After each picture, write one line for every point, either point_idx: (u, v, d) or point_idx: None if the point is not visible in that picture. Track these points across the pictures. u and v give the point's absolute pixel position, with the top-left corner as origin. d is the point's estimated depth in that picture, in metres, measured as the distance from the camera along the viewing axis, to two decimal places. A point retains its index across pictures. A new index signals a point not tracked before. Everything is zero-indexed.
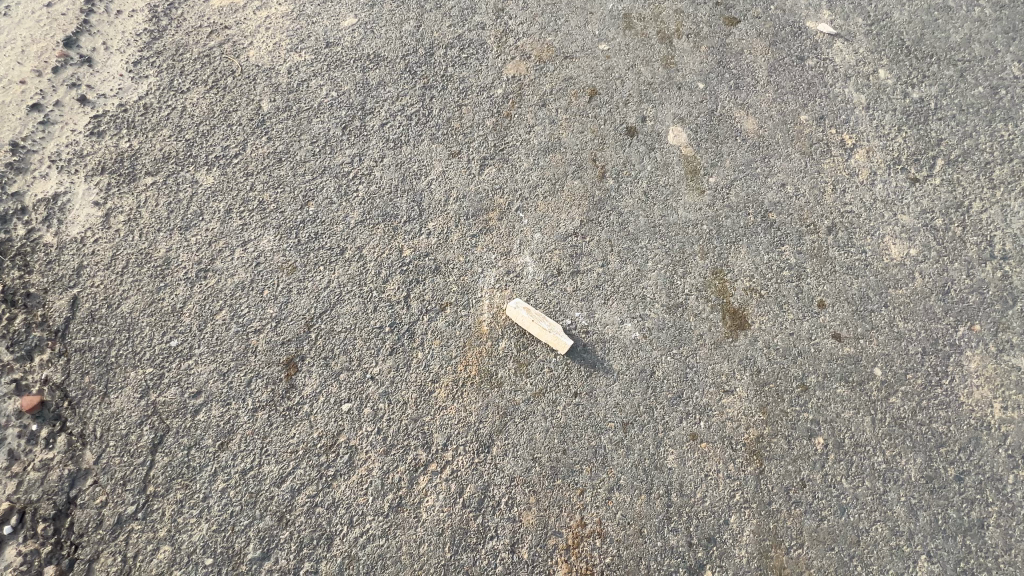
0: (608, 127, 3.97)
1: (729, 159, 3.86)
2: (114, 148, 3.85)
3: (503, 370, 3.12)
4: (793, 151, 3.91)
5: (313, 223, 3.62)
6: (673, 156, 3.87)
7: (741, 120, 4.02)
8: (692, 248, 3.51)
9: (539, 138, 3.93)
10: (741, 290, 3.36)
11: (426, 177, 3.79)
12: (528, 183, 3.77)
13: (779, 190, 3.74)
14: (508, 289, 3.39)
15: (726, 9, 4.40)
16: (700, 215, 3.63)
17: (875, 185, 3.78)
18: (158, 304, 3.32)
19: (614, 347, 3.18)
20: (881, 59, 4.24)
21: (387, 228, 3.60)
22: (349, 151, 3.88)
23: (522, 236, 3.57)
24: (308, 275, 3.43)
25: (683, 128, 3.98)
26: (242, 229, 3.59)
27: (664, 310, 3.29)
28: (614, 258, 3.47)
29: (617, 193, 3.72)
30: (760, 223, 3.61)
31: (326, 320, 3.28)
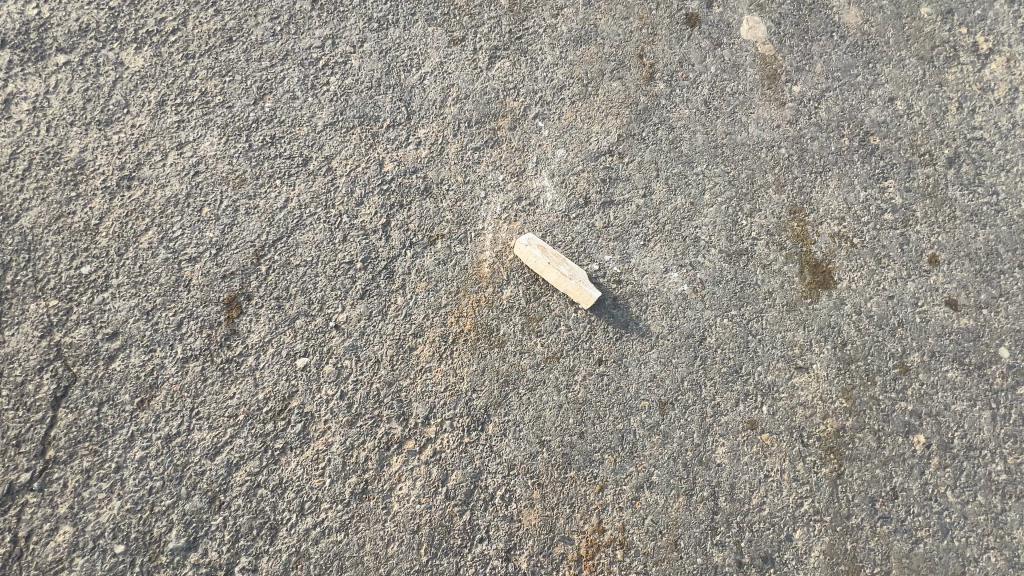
0: (661, 13, 2.99)
1: (821, 61, 2.90)
2: (17, 14, 2.93)
3: (506, 327, 2.39)
4: (907, 55, 2.93)
5: (269, 123, 2.78)
6: (744, 56, 2.91)
7: (841, 11, 3.00)
8: (764, 178, 2.65)
9: (569, 24, 2.97)
10: (826, 236, 2.54)
11: (419, 71, 2.89)
12: (550, 84, 2.86)
13: (885, 107, 2.80)
14: (517, 221, 2.60)
15: None
16: (777, 134, 2.74)
17: (1015, 105, 2.83)
18: (67, 219, 2.57)
19: (653, 304, 2.42)
20: None
21: (364, 134, 2.76)
22: (318, 31, 2.95)
23: (540, 152, 2.72)
24: (260, 191, 2.64)
25: (761, 18, 2.99)
26: (178, 127, 2.77)
27: (722, 259, 2.49)
28: (660, 187, 2.63)
29: (668, 102, 2.81)
30: (857, 148, 2.71)
31: (280, 250, 2.53)
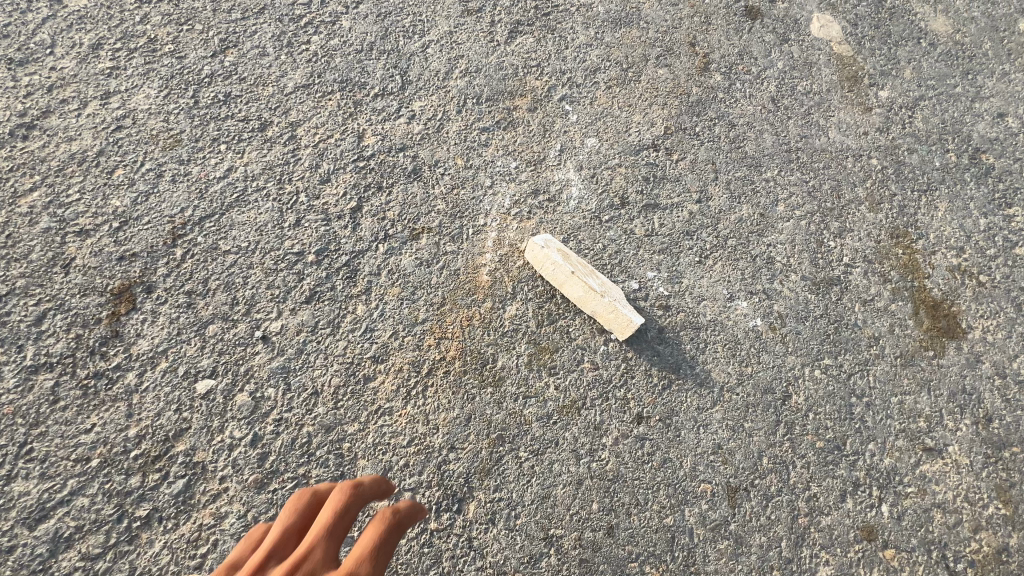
0: (717, 2, 2.51)
1: (909, 68, 2.39)
2: None
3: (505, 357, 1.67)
4: (1010, 68, 2.43)
5: (225, 80, 2.20)
6: (817, 55, 2.40)
7: (926, 17, 2.54)
8: (853, 192, 2.04)
9: (606, 5, 2.48)
10: (943, 269, 1.89)
11: (422, 39, 2.35)
12: (582, 65, 2.32)
13: (994, 123, 2.26)
14: (531, 220, 1.95)
15: None
16: (865, 142, 2.16)
17: None
18: None
19: (714, 341, 1.73)
20: None
21: (343, 101, 2.18)
22: None
23: (565, 140, 2.13)
24: (197, 156, 2.01)
25: (834, 17, 2.51)
26: (110, 75, 2.18)
27: (807, 288, 1.83)
28: (720, 193, 2.02)
29: (727, 96, 2.26)
30: (969, 166, 2.13)
31: (207, 230, 1.86)
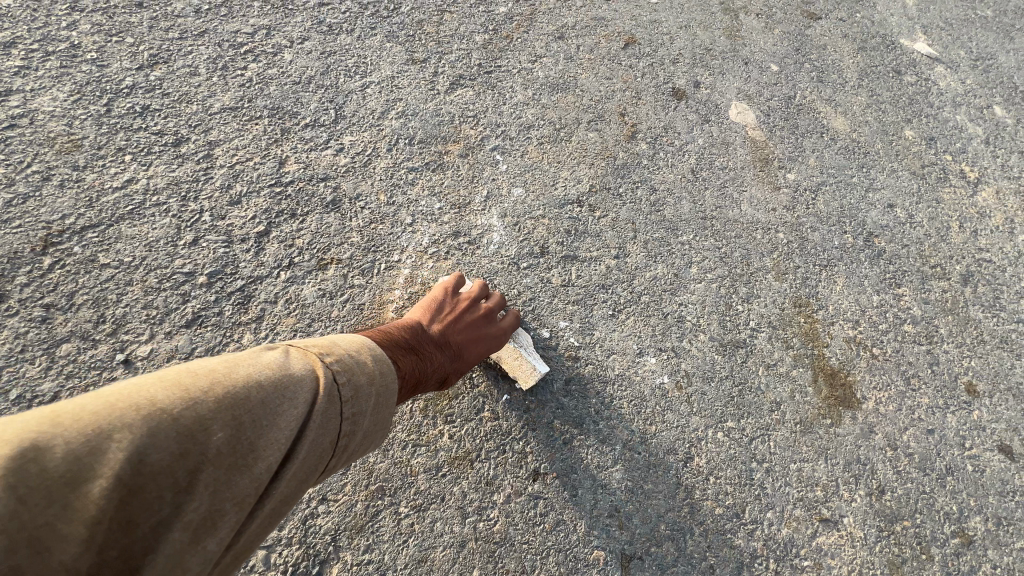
0: (646, 82, 2.73)
1: (814, 157, 2.63)
2: None
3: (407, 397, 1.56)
4: (900, 167, 2.72)
5: (146, 93, 2.12)
6: (734, 136, 2.61)
7: (828, 117, 2.85)
8: (762, 261, 2.14)
9: (547, 71, 2.65)
10: (841, 341, 1.97)
11: (363, 79, 2.39)
12: (517, 121, 2.41)
13: (885, 212, 2.48)
14: (448, 261, 1.92)
15: (806, 3, 3.60)
16: (773, 217, 2.31)
17: (1015, 234, 2.59)
18: None
19: (619, 396, 1.68)
20: (994, 96, 3.39)
21: (271, 127, 2.13)
22: (254, 20, 2.48)
23: (492, 187, 2.15)
24: (95, 164, 1.88)
25: (750, 107, 2.77)
26: (18, 74, 2.06)
27: (714, 349, 1.84)
28: (637, 251, 2.06)
29: (651, 163, 2.39)
30: (864, 248, 2.30)
31: (86, 241, 1.70)
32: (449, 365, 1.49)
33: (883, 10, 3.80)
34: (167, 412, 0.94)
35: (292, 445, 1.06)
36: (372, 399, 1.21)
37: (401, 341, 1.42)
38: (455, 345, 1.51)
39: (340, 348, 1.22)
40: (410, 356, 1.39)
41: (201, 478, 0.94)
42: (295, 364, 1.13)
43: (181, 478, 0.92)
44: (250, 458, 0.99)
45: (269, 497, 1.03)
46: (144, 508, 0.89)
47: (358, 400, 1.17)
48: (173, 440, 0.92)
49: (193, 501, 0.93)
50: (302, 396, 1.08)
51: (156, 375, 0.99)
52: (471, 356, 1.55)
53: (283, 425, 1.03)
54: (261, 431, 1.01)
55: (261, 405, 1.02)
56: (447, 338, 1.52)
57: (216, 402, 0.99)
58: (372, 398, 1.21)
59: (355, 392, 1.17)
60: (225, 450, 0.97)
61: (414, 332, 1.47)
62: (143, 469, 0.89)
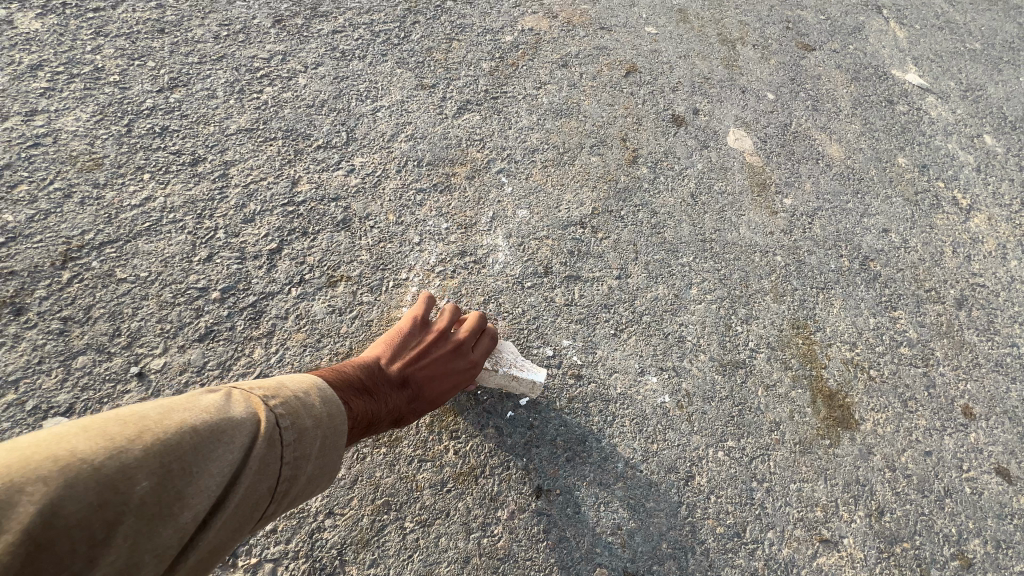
0: (647, 109, 2.84)
1: (809, 182, 2.71)
2: None
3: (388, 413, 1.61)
4: (893, 193, 2.79)
5: (166, 114, 2.20)
6: (732, 161, 2.69)
7: (823, 144, 2.94)
8: (760, 283, 2.19)
9: (551, 97, 2.75)
10: (839, 363, 2.00)
11: (374, 103, 2.49)
12: (523, 144, 2.50)
13: (880, 236, 2.54)
14: (455, 280, 1.97)
15: (799, 35, 3.78)
16: (771, 240, 2.37)
17: (1008, 259, 2.65)
18: None
19: (621, 415, 1.71)
20: (984, 125, 3.50)
21: (285, 148, 2.21)
22: (271, 46, 2.61)
23: (497, 208, 2.22)
24: (115, 182, 1.95)
25: (747, 133, 2.86)
26: (43, 95, 2.15)
27: (714, 369, 1.88)
28: (639, 272, 2.11)
29: (651, 187, 2.46)
30: (860, 271, 2.36)
31: (104, 256, 1.76)
32: (407, 405, 1.50)
33: (874, 43, 3.96)
34: (88, 463, 0.96)
35: (223, 491, 1.09)
36: (315, 442, 1.26)
37: (357, 381, 1.44)
38: (416, 380, 1.52)
39: (283, 391, 1.27)
40: (363, 397, 1.41)
41: (121, 530, 0.95)
42: (233, 410, 1.17)
43: (99, 529, 0.93)
44: (176, 506, 1.01)
45: (195, 545, 1.05)
46: (54, 560, 0.88)
47: (300, 444, 1.22)
48: (94, 491, 0.94)
49: (111, 553, 0.93)
50: (236, 443, 1.12)
51: (81, 426, 1.00)
52: (434, 396, 1.54)
53: (214, 471, 1.06)
54: (189, 479, 1.04)
55: (191, 453, 1.05)
56: (408, 376, 1.52)
57: (145, 451, 1.01)
58: (315, 440, 1.25)
59: (295, 435, 1.21)
60: (150, 499, 0.99)
61: (372, 371, 1.49)
62: (60, 519, 0.89)
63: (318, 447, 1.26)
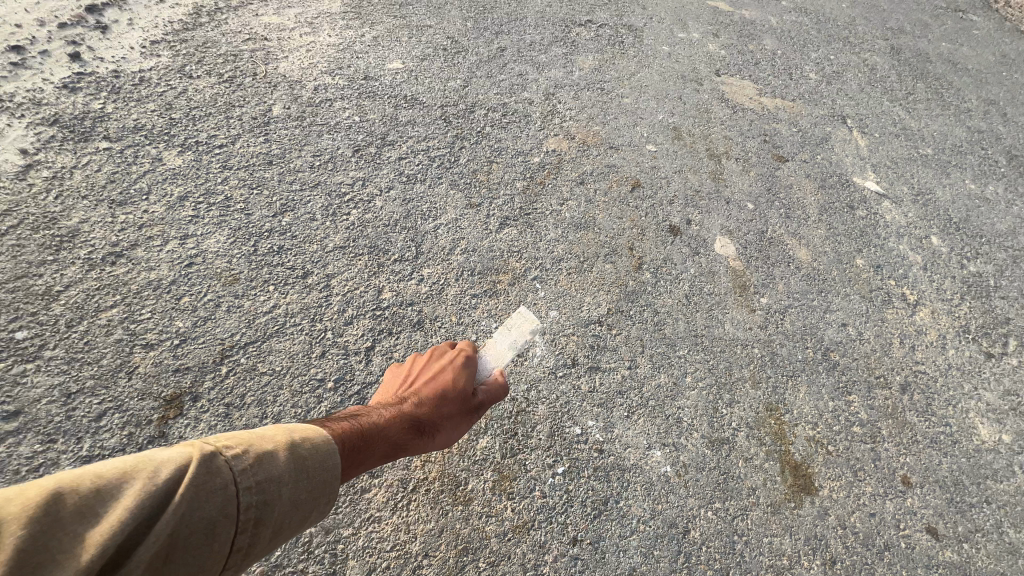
0: (649, 220, 3.53)
1: (782, 283, 3.34)
2: (82, 106, 3.32)
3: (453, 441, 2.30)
4: (852, 291, 3.42)
5: (281, 235, 2.88)
6: (718, 265, 3.34)
7: (794, 249, 3.60)
8: (741, 372, 2.78)
9: (572, 212, 3.45)
10: (803, 439, 2.56)
11: (435, 221, 3.17)
12: (551, 254, 3.16)
13: (839, 330, 3.15)
14: (504, 370, 2.57)
15: (775, 148, 4.54)
16: (750, 335, 2.98)
17: (947, 349, 3.24)
18: (29, 281, 2.41)
19: (634, 481, 2.26)
20: (932, 226, 4.18)
21: (370, 262, 2.86)
22: (353, 172, 3.34)
23: (534, 309, 2.85)
24: (250, 292, 2.59)
25: (731, 240, 3.53)
26: (191, 221, 2.83)
27: (705, 444, 2.44)
28: (645, 363, 2.71)
29: (654, 289, 3.10)
30: (822, 361, 2.94)
31: (249, 354, 2.37)
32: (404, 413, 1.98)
33: (839, 152, 4.73)
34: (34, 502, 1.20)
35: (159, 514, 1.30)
36: (270, 467, 1.51)
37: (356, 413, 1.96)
38: (421, 396, 2.09)
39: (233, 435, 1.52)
40: (355, 419, 1.90)
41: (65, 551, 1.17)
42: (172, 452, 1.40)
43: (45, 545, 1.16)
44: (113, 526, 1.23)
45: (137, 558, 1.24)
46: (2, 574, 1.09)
47: (252, 467, 1.47)
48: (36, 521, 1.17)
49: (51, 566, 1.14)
50: (163, 478, 1.32)
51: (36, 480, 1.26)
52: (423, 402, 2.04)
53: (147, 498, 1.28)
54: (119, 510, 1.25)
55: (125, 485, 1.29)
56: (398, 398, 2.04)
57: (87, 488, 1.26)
58: (282, 476, 1.53)
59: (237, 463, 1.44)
60: (44, 542, 1.16)
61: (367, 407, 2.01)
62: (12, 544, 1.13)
63: (276, 472, 1.51)
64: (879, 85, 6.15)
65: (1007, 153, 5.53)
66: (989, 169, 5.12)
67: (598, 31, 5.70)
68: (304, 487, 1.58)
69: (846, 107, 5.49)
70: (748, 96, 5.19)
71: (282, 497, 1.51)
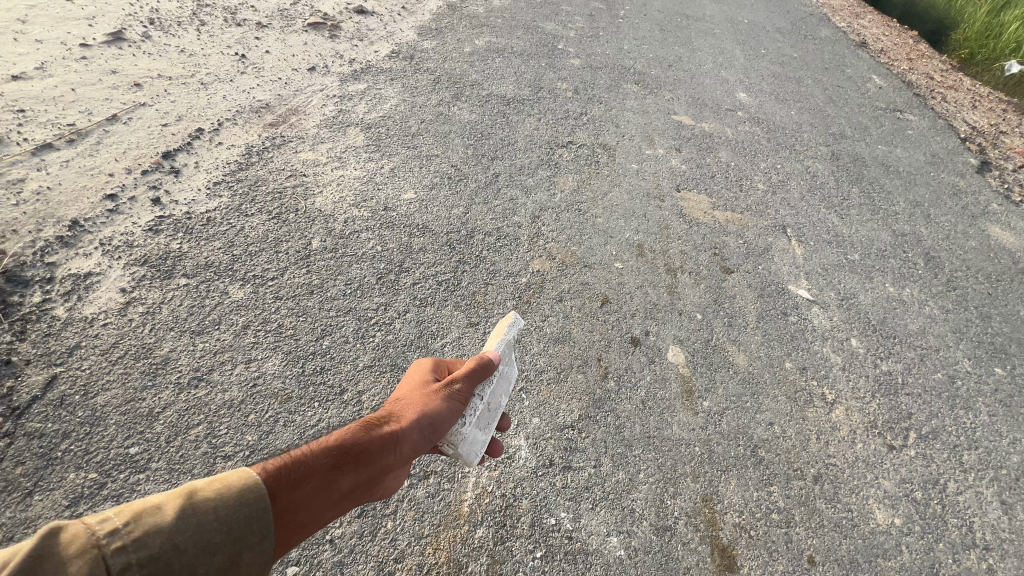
0: (615, 333, 4.37)
1: (722, 386, 4.14)
2: (163, 246, 4.20)
3: (474, 450, 2.82)
4: (780, 392, 4.22)
5: (322, 356, 3.67)
6: (670, 372, 4.15)
7: (733, 355, 4.43)
8: (684, 468, 3.53)
9: (552, 328, 4.29)
10: (730, 525, 3.28)
11: (442, 340, 3.99)
12: (534, 367, 3.97)
13: (767, 428, 3.92)
14: (496, 470, 3.31)
15: (723, 260, 5.47)
16: (693, 435, 3.74)
17: (856, 442, 4.00)
18: (136, 404, 3.19)
19: (595, 563, 2.97)
20: (853, 329, 5.05)
21: (392, 378, 3.65)
22: (377, 298, 4.19)
23: (520, 417, 3.62)
24: (300, 408, 3.35)
25: (681, 349, 4.36)
26: (252, 347, 3.63)
27: (651, 531, 3.16)
28: (607, 461, 3.46)
29: (616, 396, 3.88)
30: (751, 456, 3.70)
31: None
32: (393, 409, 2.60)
33: (778, 262, 5.67)
34: None
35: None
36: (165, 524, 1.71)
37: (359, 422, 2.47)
38: (408, 399, 2.70)
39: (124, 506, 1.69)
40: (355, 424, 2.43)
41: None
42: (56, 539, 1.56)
43: None
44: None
45: None
46: None
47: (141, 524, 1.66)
48: None
49: None
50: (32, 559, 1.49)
51: None
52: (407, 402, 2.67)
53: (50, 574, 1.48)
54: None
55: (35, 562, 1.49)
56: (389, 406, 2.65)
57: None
58: (195, 524, 1.75)
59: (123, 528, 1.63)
60: None
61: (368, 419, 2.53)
62: None
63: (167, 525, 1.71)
64: (818, 193, 7.22)
65: (926, 254, 6.51)
66: (908, 272, 6.07)
67: (577, 152, 6.78)
68: (234, 519, 1.82)
69: (787, 216, 6.50)
70: (703, 210, 6.19)
71: (185, 544, 1.71)
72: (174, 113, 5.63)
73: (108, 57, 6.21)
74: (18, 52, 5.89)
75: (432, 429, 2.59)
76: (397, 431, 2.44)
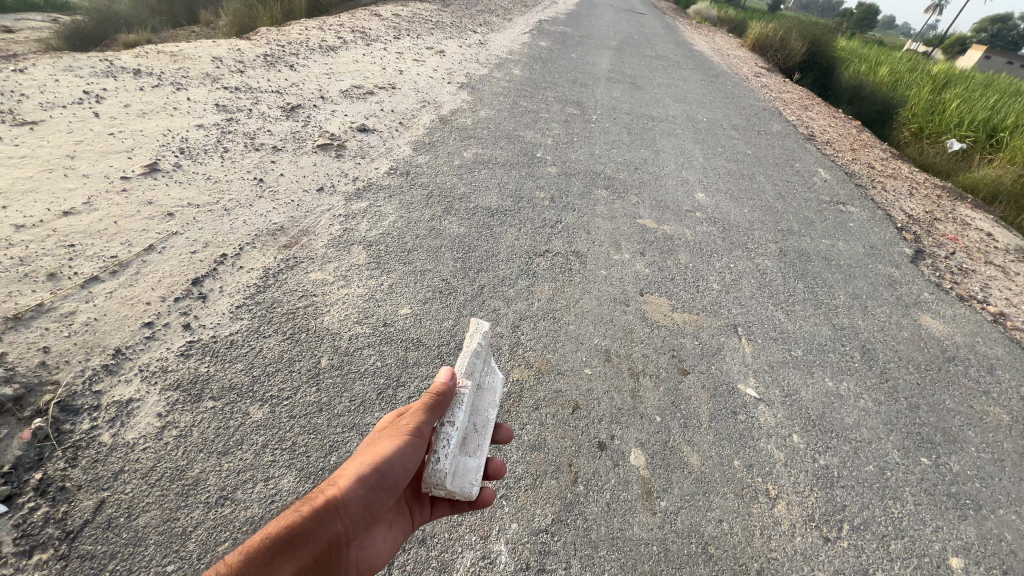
0: (584, 438, 5.04)
1: (678, 486, 4.76)
2: (193, 369, 4.88)
3: (466, 480, 3.46)
4: (729, 490, 4.85)
5: (330, 471, 4.27)
6: (632, 474, 4.79)
7: (688, 455, 5.09)
8: (643, 567, 4.09)
9: (529, 435, 4.96)
10: None
11: None
12: (514, 474, 4.60)
13: (717, 525, 4.52)
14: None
15: (680, 361, 6.26)
16: (652, 534, 4.32)
17: (795, 535, 4.60)
18: (172, 523, 3.75)
19: None
20: (795, 424, 5.76)
21: None
22: (378, 412, 4.85)
23: (501, 522, 4.21)
24: None
25: (642, 451, 5.02)
26: (270, 464, 4.23)
27: None
28: (576, 563, 4.01)
29: (585, 499, 4.49)
30: (702, 553, 4.27)
31: None
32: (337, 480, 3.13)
33: (729, 361, 6.47)
34: None
35: None
36: None
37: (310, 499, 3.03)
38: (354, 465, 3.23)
39: None
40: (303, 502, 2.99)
41: None
42: None
43: None
44: None
45: None
46: None
47: None
48: None
49: None
50: None
51: None
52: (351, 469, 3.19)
53: None
54: None
55: None
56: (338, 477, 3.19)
57: None
58: None
59: None
60: None
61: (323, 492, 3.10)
62: None
63: None
64: (767, 290, 8.18)
65: (863, 347, 7.37)
66: (846, 365, 6.90)
67: (553, 260, 7.74)
68: None
69: (739, 315, 7.39)
70: (663, 313, 7.06)
71: None
72: (201, 240, 6.51)
73: (144, 188, 7.18)
74: (68, 187, 6.83)
75: (369, 485, 3.10)
76: (330, 504, 2.97)
